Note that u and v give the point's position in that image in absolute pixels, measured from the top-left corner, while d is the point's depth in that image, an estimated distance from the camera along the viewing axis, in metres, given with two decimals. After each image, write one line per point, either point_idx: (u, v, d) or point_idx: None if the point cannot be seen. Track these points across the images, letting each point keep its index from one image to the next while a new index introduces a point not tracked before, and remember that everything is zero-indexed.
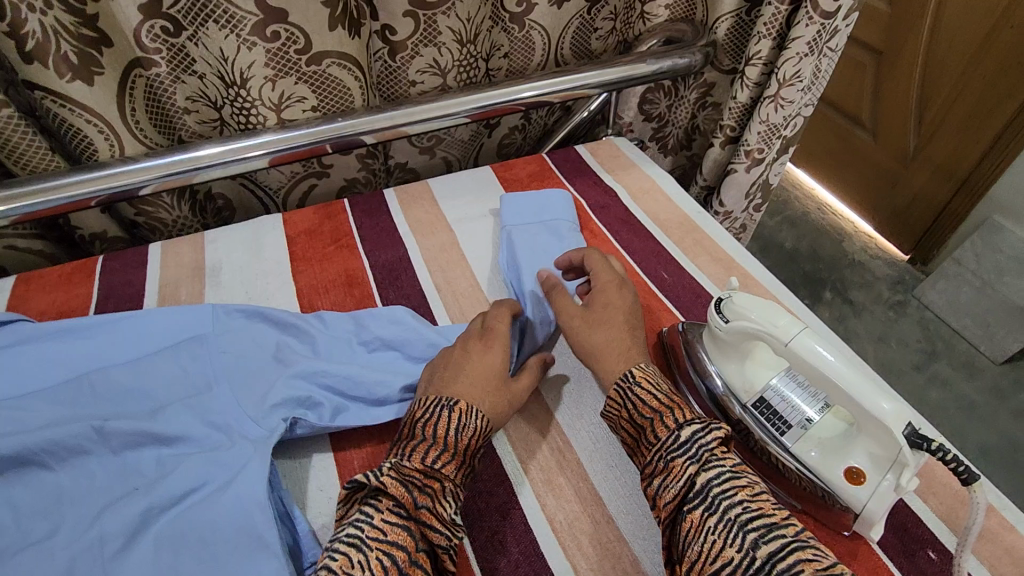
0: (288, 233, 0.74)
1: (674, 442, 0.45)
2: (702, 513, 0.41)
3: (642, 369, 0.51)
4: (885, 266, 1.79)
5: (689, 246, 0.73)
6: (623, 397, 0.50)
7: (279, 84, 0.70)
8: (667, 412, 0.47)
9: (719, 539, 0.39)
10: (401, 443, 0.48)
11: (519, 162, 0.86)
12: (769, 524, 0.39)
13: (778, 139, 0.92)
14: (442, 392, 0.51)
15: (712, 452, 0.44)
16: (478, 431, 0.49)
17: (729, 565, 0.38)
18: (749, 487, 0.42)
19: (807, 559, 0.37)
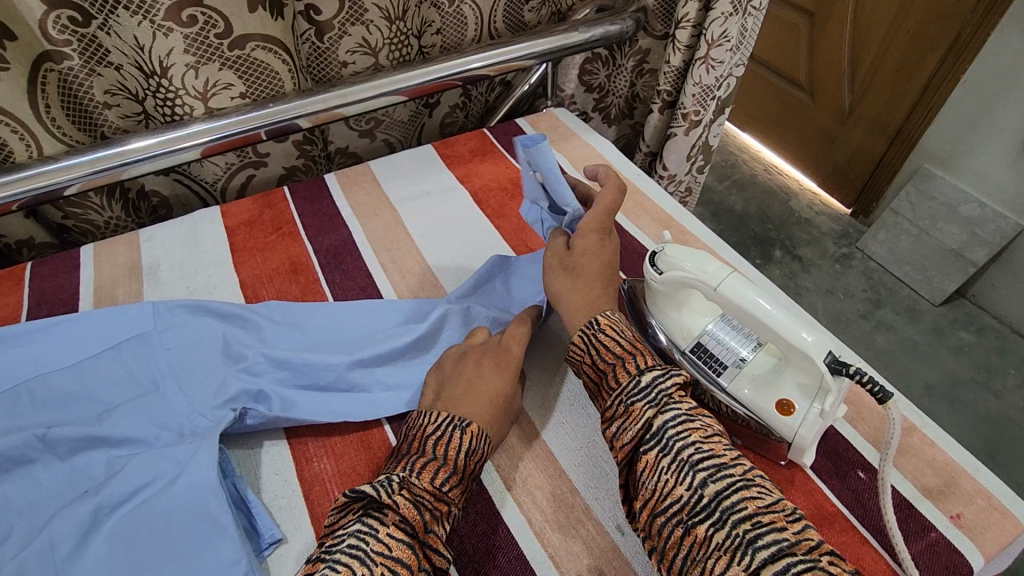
0: (227, 224, 0.73)
1: (634, 387, 0.46)
2: (657, 454, 0.42)
3: (607, 316, 0.53)
4: (830, 221, 1.87)
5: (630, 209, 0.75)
6: (587, 341, 0.52)
7: (203, 72, 0.68)
8: (628, 358, 0.49)
9: (672, 478, 0.41)
10: (410, 456, 0.45)
11: (461, 138, 0.86)
12: (718, 464, 0.40)
13: (712, 100, 0.95)
14: (450, 411, 0.49)
15: (667, 396, 0.45)
16: (481, 457, 0.48)
17: (679, 502, 0.40)
18: (702, 429, 0.43)
19: (750, 496, 0.38)
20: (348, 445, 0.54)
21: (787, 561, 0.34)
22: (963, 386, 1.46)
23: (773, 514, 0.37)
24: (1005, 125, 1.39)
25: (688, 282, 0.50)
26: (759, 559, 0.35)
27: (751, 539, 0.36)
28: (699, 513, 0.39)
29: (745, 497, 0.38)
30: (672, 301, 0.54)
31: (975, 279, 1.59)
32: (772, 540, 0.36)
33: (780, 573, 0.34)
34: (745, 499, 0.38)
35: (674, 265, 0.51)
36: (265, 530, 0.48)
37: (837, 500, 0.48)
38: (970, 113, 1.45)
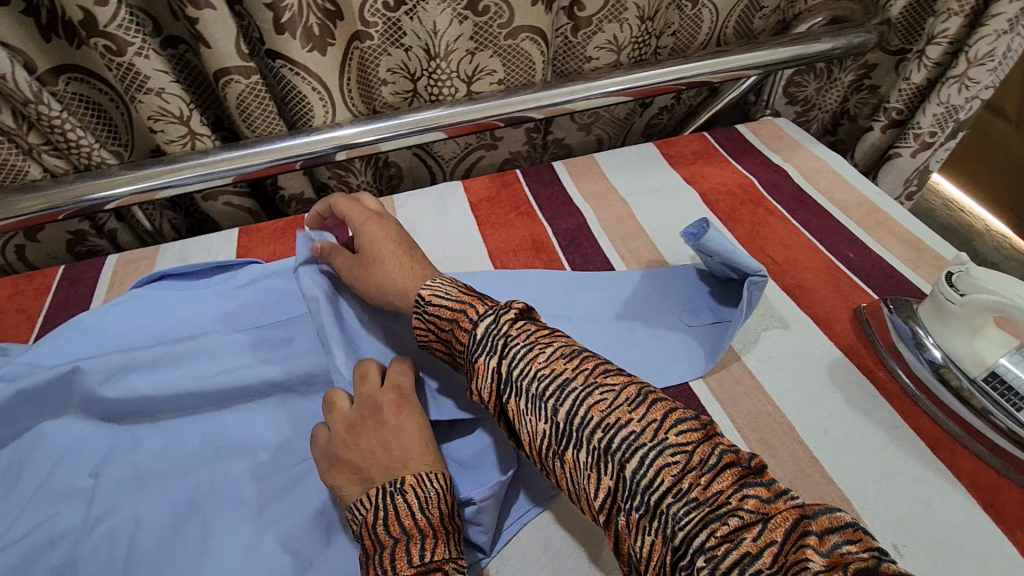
0: (470, 199, 0.79)
1: (472, 341, 0.44)
2: (574, 452, 0.38)
3: (428, 287, 0.49)
4: (1021, 268, 1.67)
5: (872, 227, 0.72)
6: (422, 322, 0.49)
7: (477, 58, 0.76)
8: (460, 318, 0.46)
9: (593, 471, 0.37)
10: (369, 560, 0.39)
11: (682, 140, 0.87)
12: (627, 433, 0.36)
13: (952, 122, 0.89)
14: (381, 481, 0.43)
15: (513, 341, 0.42)
16: (442, 494, 0.43)
17: (610, 494, 0.36)
18: (599, 400, 0.38)
19: (737, 512, 0.32)
20: None
21: (707, 530, 0.32)
22: None
23: (691, 475, 0.34)
24: None
25: (994, 309, 0.48)
26: (691, 531, 0.32)
27: (672, 513, 0.33)
28: (632, 499, 0.35)
29: (659, 468, 0.35)
30: (966, 327, 0.52)
31: None
32: (688, 509, 0.33)
33: (699, 538, 0.32)
34: (661, 473, 0.35)
35: (978, 290, 0.50)
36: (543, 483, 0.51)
37: None
38: None
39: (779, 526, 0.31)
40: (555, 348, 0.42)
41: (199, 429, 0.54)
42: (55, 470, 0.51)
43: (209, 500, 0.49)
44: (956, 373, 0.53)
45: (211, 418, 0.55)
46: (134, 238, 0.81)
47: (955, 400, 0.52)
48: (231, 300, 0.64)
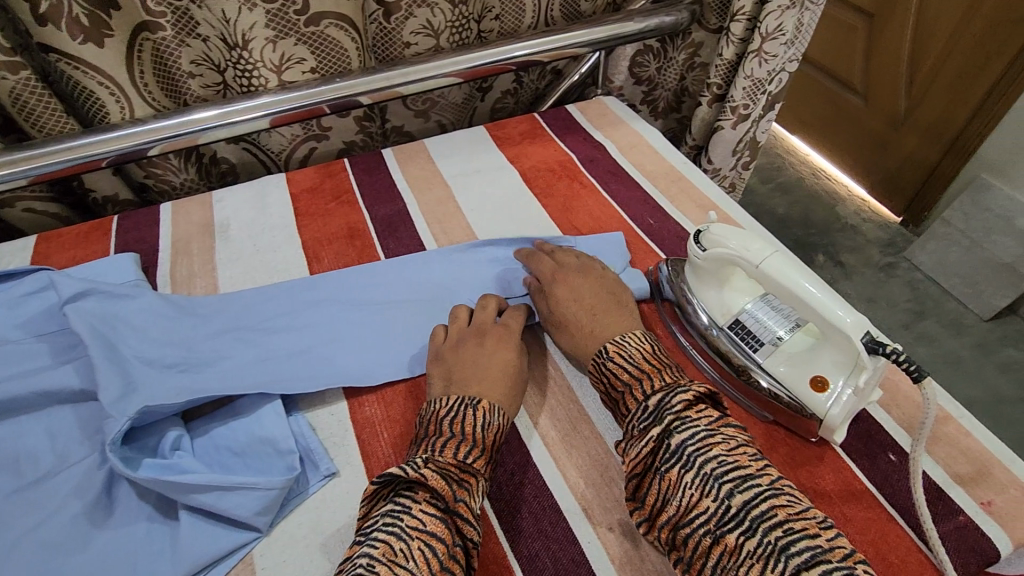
0: (291, 190, 0.78)
1: (642, 412, 0.48)
2: (680, 471, 0.44)
3: (614, 342, 0.54)
4: (877, 228, 1.83)
5: (674, 194, 0.77)
6: (600, 370, 0.53)
7: (280, 46, 0.74)
8: (637, 383, 0.50)
9: (695, 491, 0.42)
10: (428, 438, 0.48)
11: (512, 122, 0.90)
12: (744, 475, 0.42)
13: (763, 95, 0.95)
14: (458, 392, 0.52)
15: (680, 414, 0.46)
16: (500, 430, 0.50)
17: (706, 514, 0.41)
18: (722, 443, 0.44)
19: None
20: (400, 398, 0.56)
21: (822, 568, 0.36)
22: (1008, 403, 1.41)
23: (804, 520, 0.39)
24: None
25: (730, 260, 0.52)
26: (792, 567, 0.37)
27: (785, 545, 0.38)
28: (728, 522, 0.40)
29: (774, 505, 0.40)
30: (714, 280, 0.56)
31: None
32: (806, 547, 0.37)
33: None
34: (774, 508, 0.40)
35: (722, 243, 0.53)
36: (321, 463, 0.50)
37: (866, 480, 0.49)
38: None
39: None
40: (716, 414, 0.47)
41: None
42: None
43: None
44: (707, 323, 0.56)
45: None
46: None
47: (711, 351, 0.56)
48: (12, 309, 0.61)
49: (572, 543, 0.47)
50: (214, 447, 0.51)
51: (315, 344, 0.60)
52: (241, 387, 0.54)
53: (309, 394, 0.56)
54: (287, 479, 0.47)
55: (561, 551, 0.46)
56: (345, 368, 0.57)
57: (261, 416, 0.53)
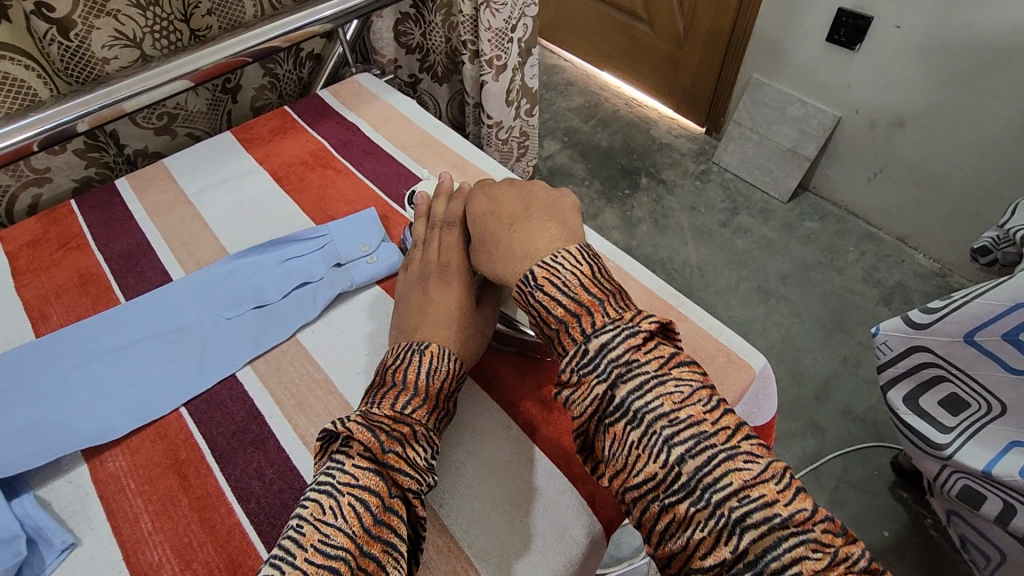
0: (8, 249, 0.69)
1: (584, 359, 0.44)
2: (626, 428, 0.42)
3: (544, 265, 0.49)
4: (687, 142, 1.98)
5: (427, 158, 0.78)
6: (528, 298, 0.49)
7: None
8: (573, 320, 0.46)
9: (641, 452, 0.41)
10: (372, 391, 0.48)
11: (259, 120, 0.85)
12: (697, 434, 0.40)
13: (511, 43, 0.98)
14: (411, 341, 0.52)
15: (630, 361, 0.43)
16: (451, 374, 0.50)
17: (654, 480, 0.40)
18: (673, 394, 0.42)
19: (806, 558, 0.35)
20: (146, 443, 0.52)
21: (778, 536, 0.36)
22: (813, 269, 1.61)
23: (762, 486, 0.38)
24: (808, 25, 1.54)
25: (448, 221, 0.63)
26: (747, 540, 0.37)
27: (739, 518, 0.37)
28: (677, 490, 0.39)
29: (729, 471, 0.39)
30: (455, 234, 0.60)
31: (812, 172, 1.74)
32: (760, 515, 0.37)
33: (772, 551, 0.36)
34: (729, 475, 0.38)
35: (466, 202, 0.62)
36: (55, 538, 0.46)
37: None
38: (779, 20, 1.59)
39: (853, 560, 0.36)
40: (670, 356, 0.44)
41: None
42: None
43: None
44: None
45: None
46: None
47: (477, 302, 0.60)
48: None
49: None
50: None
51: (45, 411, 0.54)
52: None
53: (40, 468, 0.51)
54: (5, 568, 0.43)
55: None
56: (79, 430, 0.52)
57: None
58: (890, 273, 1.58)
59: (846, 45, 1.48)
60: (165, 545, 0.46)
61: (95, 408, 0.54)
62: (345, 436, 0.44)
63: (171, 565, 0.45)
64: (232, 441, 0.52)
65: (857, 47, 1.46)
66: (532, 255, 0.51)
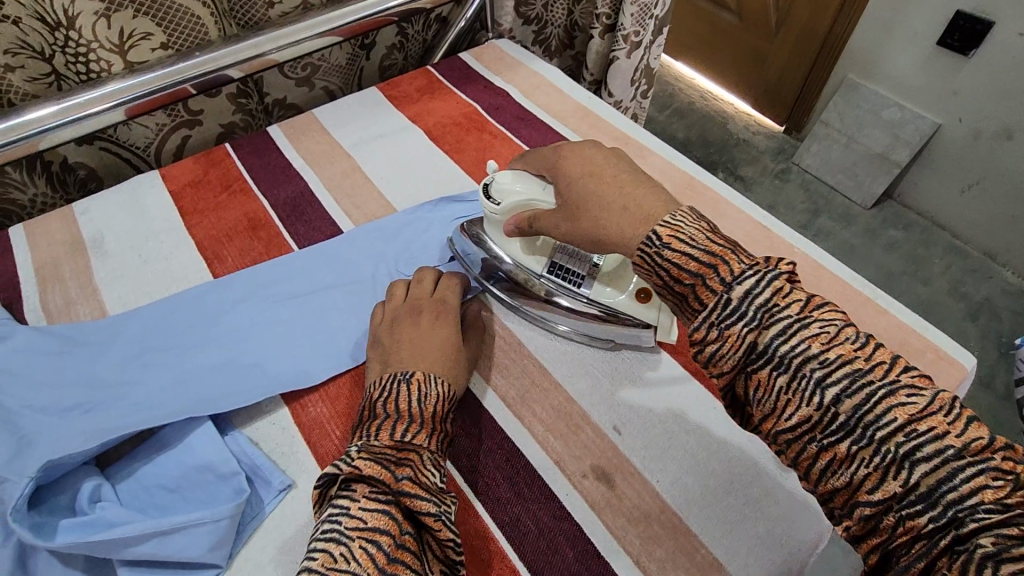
0: (170, 187, 0.69)
1: (723, 311, 0.38)
2: (770, 373, 0.37)
3: (667, 224, 0.41)
4: (766, 139, 1.93)
5: (585, 130, 0.76)
6: (653, 264, 0.42)
7: (116, 20, 0.64)
8: (708, 272, 0.39)
9: (791, 397, 0.36)
10: (363, 425, 0.44)
11: (405, 78, 0.84)
12: (854, 372, 0.35)
13: (651, 19, 0.95)
14: (394, 369, 0.48)
15: (770, 305, 0.37)
16: (443, 397, 0.46)
17: (808, 421, 0.36)
18: (818, 333, 0.36)
19: (988, 488, 0.31)
20: (345, 390, 0.52)
21: (953, 466, 0.32)
22: (896, 278, 1.58)
23: (931, 418, 0.33)
24: (918, 27, 1.48)
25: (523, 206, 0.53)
26: (918, 474, 0.33)
27: (907, 453, 0.33)
28: (835, 430, 0.35)
29: (891, 407, 0.34)
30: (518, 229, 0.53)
31: (899, 180, 1.69)
32: (933, 450, 0.33)
33: (946, 482, 0.32)
34: (807, 341, 0.36)
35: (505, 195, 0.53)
36: (272, 478, 0.46)
37: None
38: (886, 19, 1.53)
39: (1022, 480, 0.32)
40: (801, 292, 0.38)
41: None
42: None
43: None
44: (484, 247, 0.58)
45: None
46: None
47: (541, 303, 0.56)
48: None
49: (551, 498, 0.46)
50: (142, 489, 0.45)
51: (239, 350, 0.54)
52: (162, 417, 0.48)
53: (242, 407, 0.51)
54: (236, 505, 0.43)
55: (540, 509, 0.45)
56: (279, 372, 0.52)
57: (192, 443, 0.47)
58: (976, 287, 1.55)
59: (959, 50, 1.42)
60: None
61: (288, 353, 0.54)
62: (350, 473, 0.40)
63: None
64: None
65: (971, 53, 1.41)
66: (648, 215, 0.43)
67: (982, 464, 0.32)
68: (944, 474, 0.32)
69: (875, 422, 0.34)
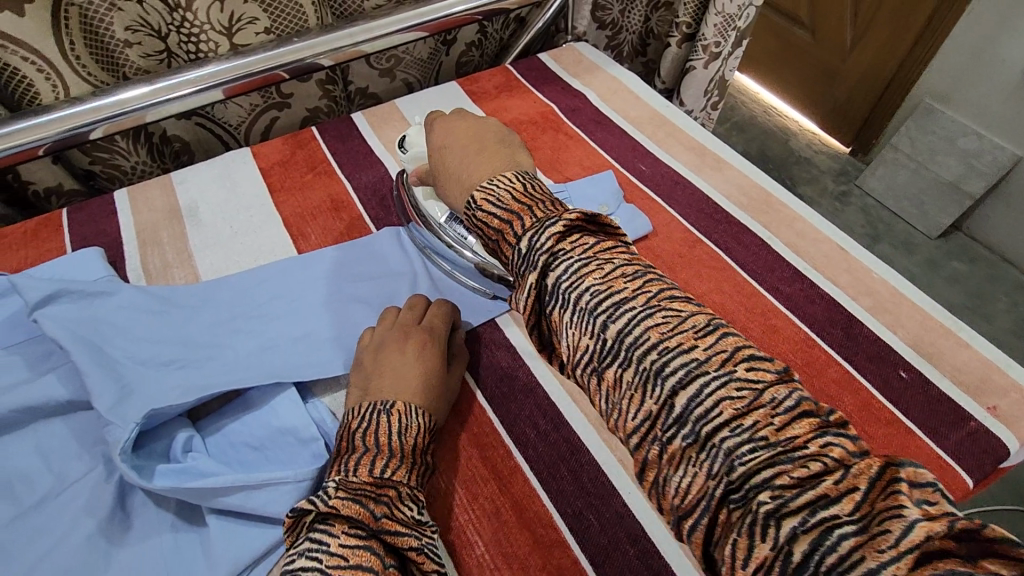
0: (260, 165, 0.72)
1: (518, 258, 0.38)
2: (559, 312, 0.36)
3: (482, 187, 0.43)
4: (829, 159, 1.88)
5: (661, 138, 0.76)
6: (472, 222, 0.44)
7: (229, 5, 0.68)
8: (507, 226, 0.40)
9: (576, 326, 0.36)
10: (339, 459, 0.42)
11: (484, 74, 0.85)
12: (616, 302, 0.34)
13: (733, 31, 0.95)
14: (374, 398, 0.46)
15: (554, 249, 0.37)
16: (422, 431, 0.45)
17: (588, 353, 0.35)
18: (597, 271, 0.36)
19: (728, 399, 0.30)
20: None
21: (698, 385, 0.31)
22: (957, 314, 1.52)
23: (756, 415, 0.30)
24: (1008, 55, 1.41)
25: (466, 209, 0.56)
26: (681, 401, 0.31)
27: (665, 374, 0.32)
28: (607, 356, 0.34)
29: (648, 328, 0.33)
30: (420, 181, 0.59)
31: (970, 213, 1.62)
32: (682, 364, 0.32)
33: (708, 418, 0.30)
34: (648, 331, 0.33)
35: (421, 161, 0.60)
36: None
37: (826, 348, 0.55)
38: (972, 45, 1.46)
39: (777, 397, 0.30)
40: (594, 240, 0.38)
41: None
42: None
43: None
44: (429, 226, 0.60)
45: None
46: None
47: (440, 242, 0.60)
48: None
49: (614, 496, 0.47)
50: (227, 447, 0.49)
51: (321, 324, 0.57)
52: (249, 380, 0.51)
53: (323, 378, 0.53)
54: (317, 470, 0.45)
55: (604, 507, 0.46)
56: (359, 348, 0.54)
57: (276, 407, 0.50)
58: None
59: None
60: (451, 475, 0.47)
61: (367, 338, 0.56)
62: (325, 512, 0.38)
63: (457, 494, 0.46)
64: (504, 386, 0.53)
65: None
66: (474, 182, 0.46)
67: (831, 471, 0.28)
68: (829, 544, 0.26)
69: (704, 416, 0.30)
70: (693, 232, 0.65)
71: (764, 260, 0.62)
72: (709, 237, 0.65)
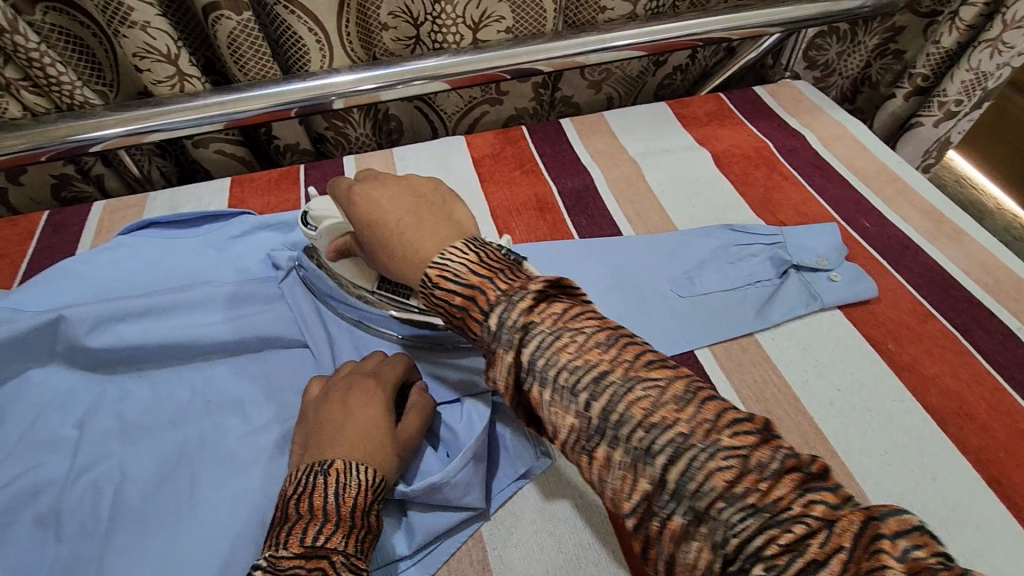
0: (473, 155, 0.76)
1: (490, 338, 0.34)
2: (537, 387, 0.33)
3: (436, 261, 0.37)
4: None
5: (891, 196, 0.70)
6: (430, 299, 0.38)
7: (484, 2, 0.73)
8: (472, 301, 0.36)
9: (593, 436, 0.32)
10: (270, 533, 0.36)
11: (696, 100, 0.84)
12: (598, 376, 0.32)
13: (981, 91, 0.85)
14: (310, 459, 0.40)
15: (527, 327, 0.33)
16: (367, 485, 0.39)
17: (613, 467, 0.31)
18: (568, 344, 0.33)
19: (718, 470, 0.28)
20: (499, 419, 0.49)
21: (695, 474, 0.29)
22: None
23: (748, 476, 0.28)
24: None
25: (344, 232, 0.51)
26: (665, 473, 0.29)
27: (680, 478, 0.29)
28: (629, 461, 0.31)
29: (660, 419, 0.30)
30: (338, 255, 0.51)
31: None
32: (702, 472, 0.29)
33: (688, 476, 0.29)
34: (666, 431, 0.30)
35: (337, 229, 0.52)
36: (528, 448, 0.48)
37: None
38: None
39: (761, 458, 0.29)
40: (563, 309, 0.34)
41: (188, 381, 0.53)
42: (39, 419, 0.50)
43: (198, 452, 0.49)
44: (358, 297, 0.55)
45: (199, 371, 0.54)
46: (122, 184, 0.79)
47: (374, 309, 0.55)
48: (223, 252, 0.62)
49: None
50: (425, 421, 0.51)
51: None
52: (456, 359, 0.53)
53: None
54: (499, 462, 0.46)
55: None
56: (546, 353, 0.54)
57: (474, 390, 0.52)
58: None
59: None
60: None
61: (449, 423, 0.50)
62: None
63: None
64: None
65: None
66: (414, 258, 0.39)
67: None
68: None
69: (698, 491, 0.29)
70: (924, 305, 0.59)
71: (1011, 353, 0.55)
72: (944, 313, 0.58)
